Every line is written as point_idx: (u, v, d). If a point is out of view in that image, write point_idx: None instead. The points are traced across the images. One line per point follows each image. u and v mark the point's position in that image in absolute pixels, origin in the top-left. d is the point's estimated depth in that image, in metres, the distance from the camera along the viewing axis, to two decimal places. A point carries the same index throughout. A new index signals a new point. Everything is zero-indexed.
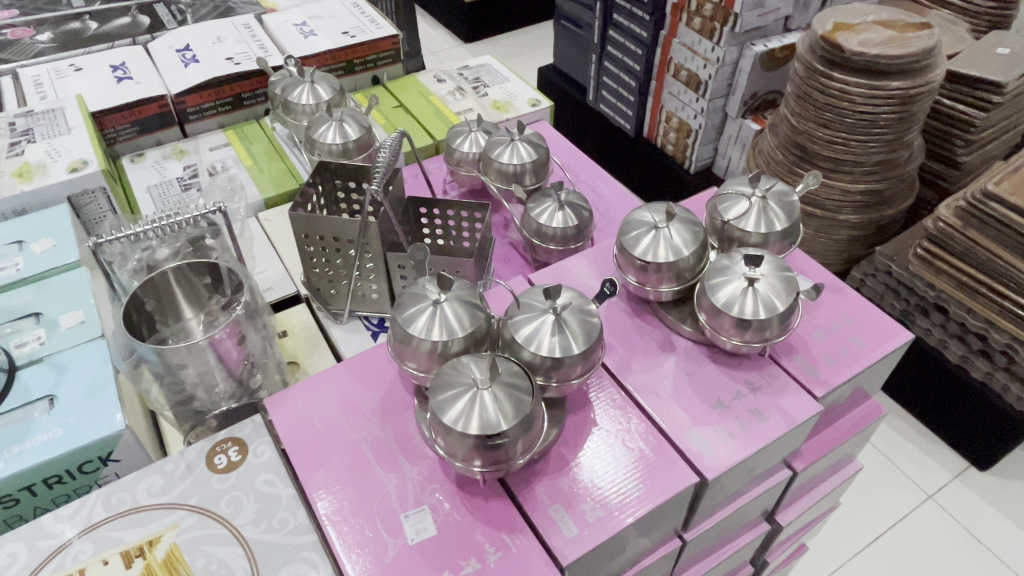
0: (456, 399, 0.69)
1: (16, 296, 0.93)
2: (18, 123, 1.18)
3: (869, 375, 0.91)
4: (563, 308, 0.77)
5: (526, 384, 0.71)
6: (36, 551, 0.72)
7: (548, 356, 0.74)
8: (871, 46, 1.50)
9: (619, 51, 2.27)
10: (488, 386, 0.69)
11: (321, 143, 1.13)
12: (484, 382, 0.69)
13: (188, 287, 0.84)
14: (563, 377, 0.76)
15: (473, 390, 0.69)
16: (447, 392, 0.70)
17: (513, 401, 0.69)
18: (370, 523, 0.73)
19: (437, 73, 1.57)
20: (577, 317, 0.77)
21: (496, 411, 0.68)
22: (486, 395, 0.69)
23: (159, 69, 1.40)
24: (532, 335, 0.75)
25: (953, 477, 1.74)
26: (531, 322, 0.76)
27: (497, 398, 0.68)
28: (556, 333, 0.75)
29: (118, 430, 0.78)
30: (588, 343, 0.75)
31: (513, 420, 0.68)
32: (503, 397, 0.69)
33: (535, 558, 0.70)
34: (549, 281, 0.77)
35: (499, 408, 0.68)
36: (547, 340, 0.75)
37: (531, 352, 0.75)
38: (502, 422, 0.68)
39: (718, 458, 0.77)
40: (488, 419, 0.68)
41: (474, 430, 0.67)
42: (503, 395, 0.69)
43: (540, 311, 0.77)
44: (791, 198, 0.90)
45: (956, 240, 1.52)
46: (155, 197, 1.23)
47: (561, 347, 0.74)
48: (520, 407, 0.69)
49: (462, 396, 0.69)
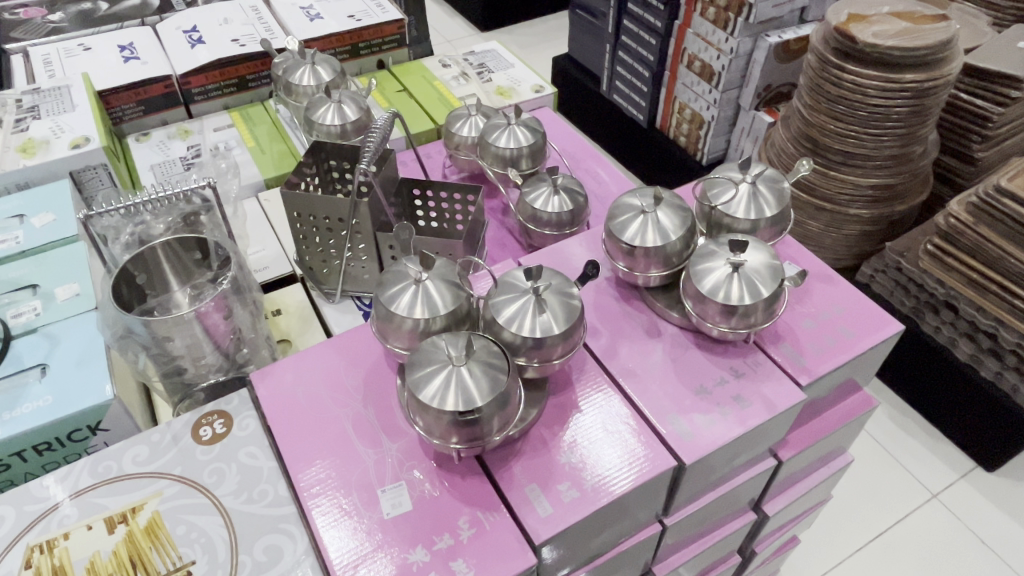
0: (433, 376, 0.69)
1: (16, 268, 0.95)
2: (25, 100, 1.20)
3: (858, 366, 0.90)
4: (544, 289, 0.77)
5: (505, 364, 0.71)
6: (23, 514, 0.74)
7: (528, 338, 0.74)
8: (886, 37, 1.47)
9: (633, 41, 2.25)
10: (465, 363, 0.69)
11: (319, 124, 1.14)
12: (460, 360, 0.69)
13: (178, 262, 0.85)
14: (545, 358, 0.76)
15: (450, 367, 0.69)
16: (424, 369, 0.70)
17: (490, 379, 0.69)
18: (348, 497, 0.74)
19: (443, 58, 1.57)
20: (558, 298, 0.77)
21: (472, 388, 0.68)
22: (462, 371, 0.69)
23: (165, 50, 1.42)
24: (514, 315, 0.75)
25: (958, 477, 1.72)
26: (513, 302, 0.76)
27: (473, 375, 0.69)
28: (537, 313, 0.75)
29: (106, 400, 0.80)
30: (569, 324, 0.75)
31: (488, 397, 0.68)
32: (480, 374, 0.69)
33: (508, 537, 0.71)
34: (531, 262, 0.77)
35: (476, 385, 0.69)
36: (528, 321, 0.75)
37: (512, 333, 0.75)
38: (478, 399, 0.68)
39: (698, 443, 0.77)
40: (464, 395, 0.68)
41: (451, 407, 0.68)
42: (480, 371, 0.69)
43: (521, 291, 0.77)
44: (783, 185, 0.89)
45: (966, 237, 1.50)
46: (157, 176, 1.25)
47: (541, 327, 0.75)
48: (496, 384, 0.69)
49: (438, 373, 0.69)
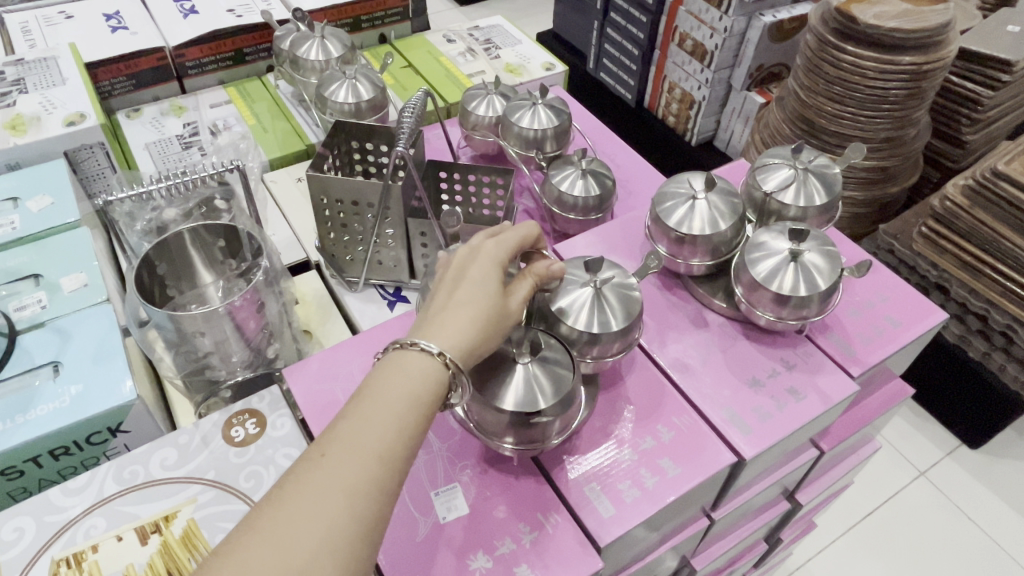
0: (496, 374, 0.66)
1: (14, 256, 0.88)
2: (7, 71, 1.11)
3: (900, 356, 0.89)
4: (604, 283, 0.74)
5: (569, 365, 0.68)
6: (44, 526, 0.68)
7: (586, 335, 0.71)
8: (887, 17, 1.37)
9: (621, 18, 2.19)
10: (527, 361, 0.67)
11: (332, 102, 1.08)
12: (524, 357, 0.66)
13: (204, 249, 0.80)
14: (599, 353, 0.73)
15: (513, 365, 0.66)
16: (487, 367, 0.67)
17: (553, 379, 0.67)
18: (400, 501, 0.70)
19: (446, 33, 1.51)
20: (617, 291, 0.74)
21: (534, 388, 0.66)
22: (525, 370, 0.66)
23: (154, 19, 1.34)
24: (570, 308, 0.72)
25: (944, 454, 1.70)
26: (569, 292, 0.73)
27: (535, 375, 0.66)
28: (595, 307, 0.72)
29: (128, 400, 0.74)
30: (627, 320, 0.72)
31: (551, 398, 0.66)
32: (542, 373, 0.66)
33: (572, 539, 0.68)
34: (592, 251, 0.74)
35: (539, 386, 0.66)
36: (585, 315, 0.72)
37: (571, 328, 0.72)
38: (542, 399, 0.65)
39: (755, 439, 0.75)
40: (525, 394, 0.65)
41: (510, 407, 0.65)
42: (541, 371, 0.67)
43: (580, 284, 0.74)
44: (832, 172, 0.87)
45: (961, 220, 1.43)
46: (154, 155, 1.17)
47: (599, 322, 0.71)
48: (559, 384, 0.67)
49: (501, 371, 0.66)
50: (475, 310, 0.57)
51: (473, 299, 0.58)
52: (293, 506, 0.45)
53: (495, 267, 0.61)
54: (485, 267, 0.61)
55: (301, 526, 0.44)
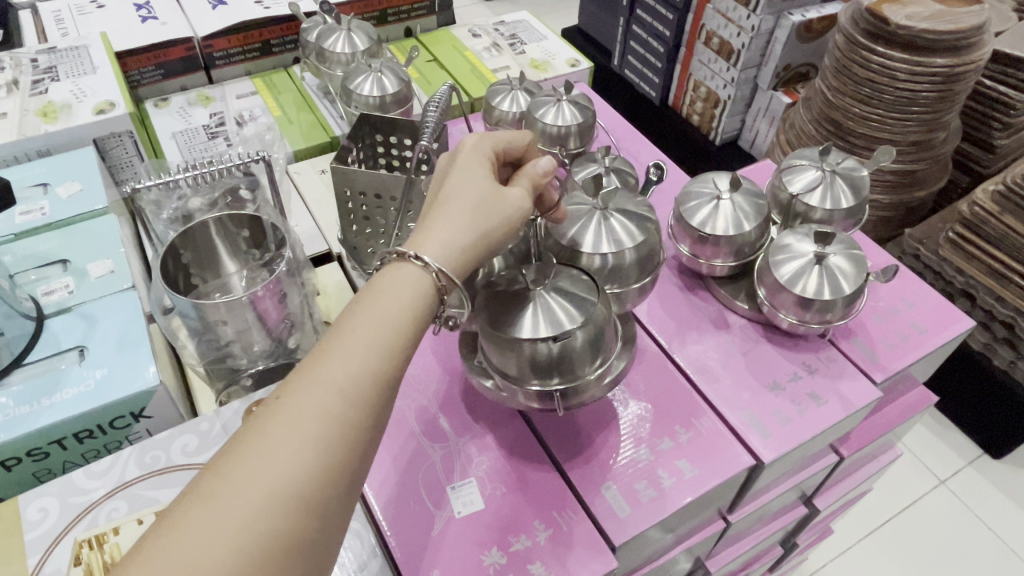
0: (514, 310, 0.59)
1: (43, 241, 0.89)
2: (40, 59, 1.13)
3: (925, 363, 0.87)
4: (609, 207, 0.73)
5: (592, 284, 0.61)
6: (68, 507, 0.70)
7: (604, 263, 0.71)
8: (918, 19, 1.35)
9: (648, 15, 2.17)
10: (543, 287, 0.59)
11: (357, 94, 1.09)
12: (538, 285, 0.59)
13: (228, 239, 0.81)
14: (618, 284, 0.73)
15: (528, 297, 0.59)
16: (503, 306, 0.59)
17: (576, 300, 0.59)
18: (416, 495, 0.70)
19: (472, 27, 1.51)
20: (622, 213, 0.73)
21: (560, 311, 0.58)
22: (544, 297, 0.59)
23: (183, 9, 1.35)
24: (583, 233, 0.72)
25: (966, 463, 1.67)
26: (577, 219, 0.73)
27: (558, 300, 0.59)
28: (607, 228, 0.72)
29: (151, 386, 0.75)
30: (642, 236, 0.72)
31: (581, 319, 0.58)
32: (563, 297, 0.59)
33: (586, 538, 0.68)
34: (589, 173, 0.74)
35: (564, 309, 0.58)
36: (600, 237, 0.72)
37: (587, 258, 0.71)
38: (564, 319, 0.58)
39: (774, 443, 0.74)
40: (552, 319, 0.58)
41: (529, 334, 0.57)
42: (563, 294, 0.59)
43: (588, 211, 0.73)
44: (860, 175, 0.86)
45: (991, 226, 1.40)
46: (181, 145, 1.18)
47: (613, 243, 0.71)
48: (588, 305, 0.59)
49: (518, 304, 0.59)
50: (452, 214, 0.55)
51: (451, 203, 0.56)
52: (262, 440, 0.42)
53: (476, 170, 0.59)
54: (464, 173, 0.59)
55: (277, 456, 0.42)
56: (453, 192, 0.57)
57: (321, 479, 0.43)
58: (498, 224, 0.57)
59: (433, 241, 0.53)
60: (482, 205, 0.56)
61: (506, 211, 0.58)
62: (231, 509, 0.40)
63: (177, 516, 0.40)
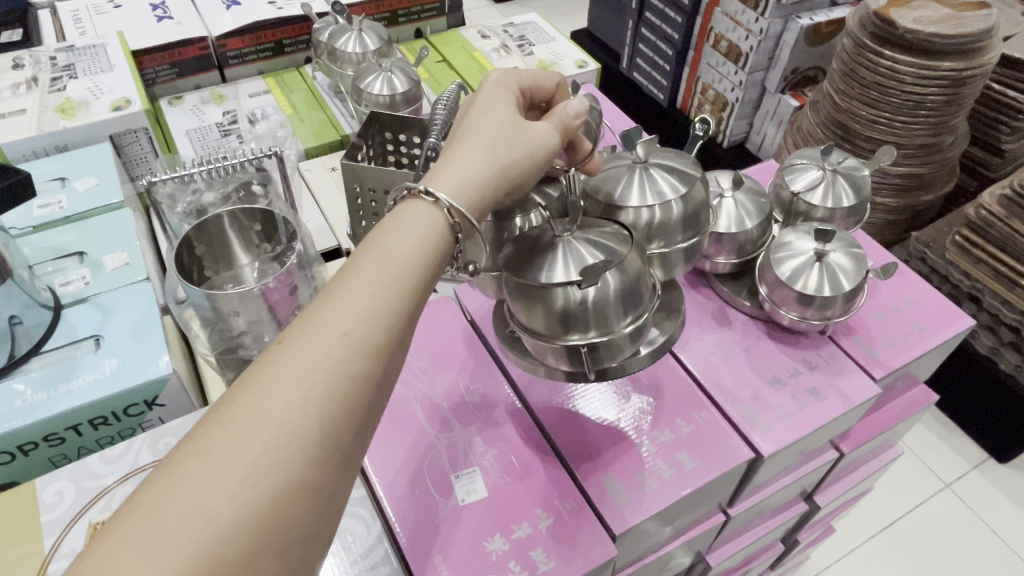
0: (543, 258, 0.54)
1: (61, 234, 0.91)
2: (59, 58, 1.16)
3: (925, 362, 0.88)
4: (651, 164, 0.70)
5: (627, 233, 0.57)
6: (83, 490, 0.72)
7: (648, 216, 0.66)
8: (926, 23, 1.35)
9: (656, 18, 2.19)
10: (574, 235, 0.55)
11: (367, 93, 1.11)
12: (569, 232, 0.55)
13: (241, 232, 0.83)
14: (663, 243, 0.67)
15: (557, 246, 0.54)
16: (531, 256, 0.55)
17: (609, 246, 0.54)
18: (421, 483, 0.72)
19: (481, 29, 1.53)
20: (664, 169, 0.70)
21: (594, 258, 0.53)
22: (576, 245, 0.54)
23: (197, 9, 1.37)
24: (628, 187, 0.68)
25: (971, 467, 1.67)
26: (618, 174, 0.69)
27: (591, 247, 0.54)
28: (651, 182, 0.68)
29: (165, 374, 0.77)
30: (689, 188, 0.67)
31: (617, 266, 0.53)
32: (596, 244, 0.54)
33: (587, 526, 0.69)
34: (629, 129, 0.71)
35: (599, 256, 0.53)
36: (647, 189, 0.67)
37: (630, 212, 0.67)
38: (597, 261, 0.53)
39: (774, 437, 0.75)
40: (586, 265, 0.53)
41: (560, 279, 0.53)
42: (596, 242, 0.55)
43: (630, 168, 0.70)
44: (861, 175, 0.87)
45: (997, 229, 1.41)
46: (194, 142, 1.21)
47: (657, 195, 0.67)
48: (624, 251, 0.54)
49: (548, 253, 0.54)
50: (470, 149, 0.55)
51: (468, 137, 0.56)
52: (261, 389, 0.41)
53: (497, 107, 0.59)
54: (484, 107, 0.59)
55: (276, 405, 0.41)
56: (472, 128, 0.57)
57: (322, 432, 0.41)
58: (517, 159, 0.57)
59: (448, 178, 0.53)
60: (500, 142, 0.56)
61: (527, 145, 0.57)
62: (227, 458, 0.39)
63: (172, 464, 0.39)
